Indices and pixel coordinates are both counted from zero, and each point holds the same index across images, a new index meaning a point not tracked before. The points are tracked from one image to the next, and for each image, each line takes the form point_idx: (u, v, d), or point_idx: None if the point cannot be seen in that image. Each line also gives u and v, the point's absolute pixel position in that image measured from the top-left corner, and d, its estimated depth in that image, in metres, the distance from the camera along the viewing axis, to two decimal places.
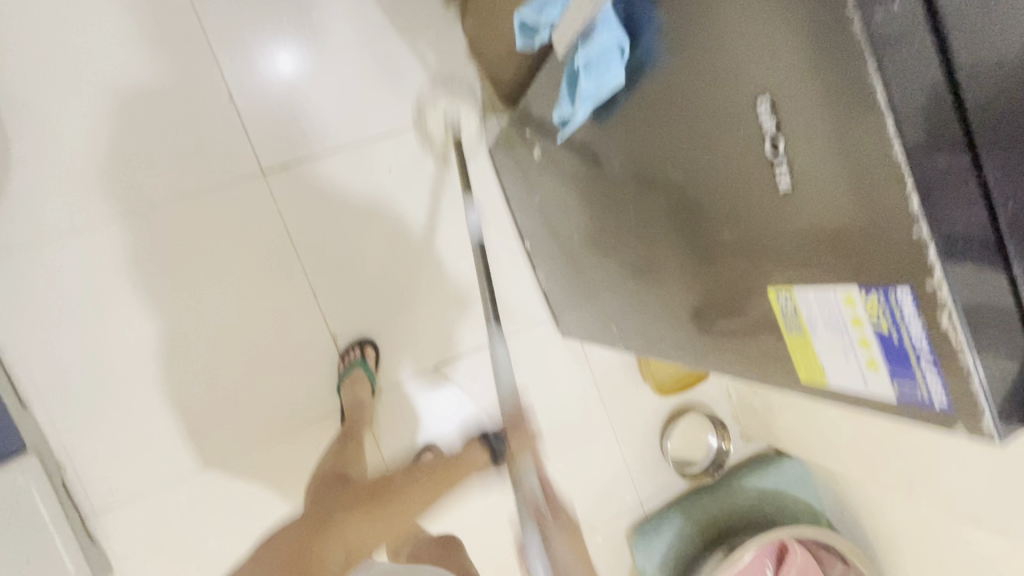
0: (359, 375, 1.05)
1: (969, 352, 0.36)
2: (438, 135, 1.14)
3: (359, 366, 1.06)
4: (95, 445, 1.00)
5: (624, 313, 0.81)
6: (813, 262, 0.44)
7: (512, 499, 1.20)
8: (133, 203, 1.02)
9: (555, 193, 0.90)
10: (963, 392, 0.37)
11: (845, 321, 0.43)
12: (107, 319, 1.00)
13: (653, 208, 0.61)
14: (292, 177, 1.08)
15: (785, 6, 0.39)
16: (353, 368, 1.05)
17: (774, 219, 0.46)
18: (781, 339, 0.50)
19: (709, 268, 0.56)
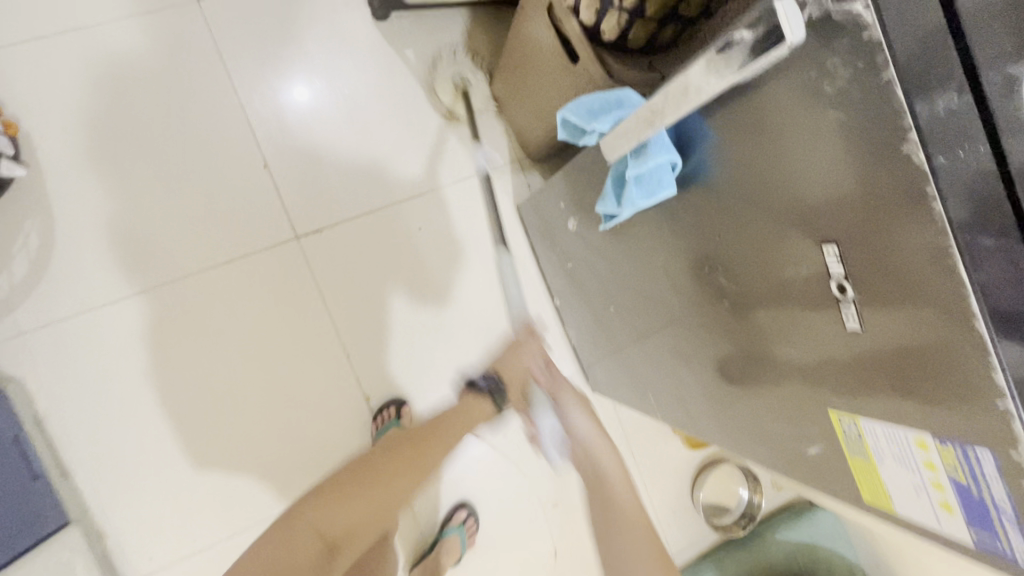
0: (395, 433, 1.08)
1: None
2: (448, 99, 1.18)
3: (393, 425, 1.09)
4: (132, 512, 1.03)
5: (672, 386, 0.83)
6: (879, 396, 0.44)
7: (542, 552, 1.22)
8: (170, 274, 1.06)
9: (592, 265, 0.95)
10: None
11: (917, 461, 0.43)
12: (146, 385, 1.05)
13: (708, 310, 0.62)
14: (325, 243, 1.13)
15: (853, 167, 0.39)
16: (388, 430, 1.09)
17: (838, 350, 0.46)
18: (844, 459, 0.51)
19: (768, 380, 0.56)
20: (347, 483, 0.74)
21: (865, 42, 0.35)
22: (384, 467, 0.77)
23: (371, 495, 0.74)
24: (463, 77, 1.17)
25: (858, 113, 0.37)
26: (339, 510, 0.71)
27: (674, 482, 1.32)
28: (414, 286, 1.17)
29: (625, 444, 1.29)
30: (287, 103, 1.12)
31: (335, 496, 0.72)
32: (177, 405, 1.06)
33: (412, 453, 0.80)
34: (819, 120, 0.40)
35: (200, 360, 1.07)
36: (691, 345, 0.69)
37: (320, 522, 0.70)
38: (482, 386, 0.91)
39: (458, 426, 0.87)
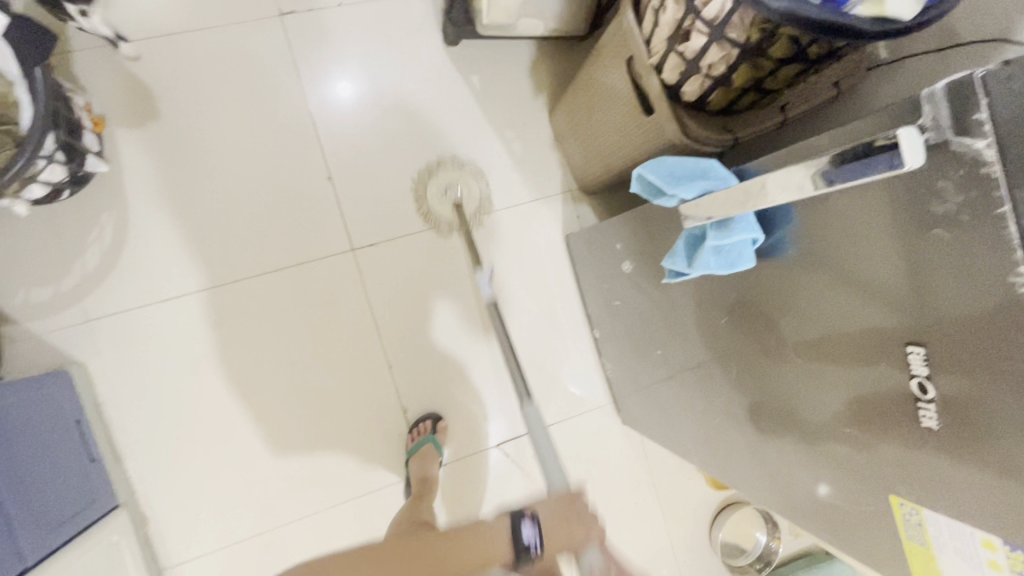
0: (431, 448, 1.11)
1: None
2: (435, 203, 1.19)
3: (432, 439, 1.13)
4: (174, 500, 1.08)
5: (708, 436, 0.85)
6: (938, 477, 0.50)
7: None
8: (229, 273, 1.11)
9: (638, 309, 0.98)
10: None
11: (980, 559, 0.49)
12: (198, 380, 1.09)
13: (771, 380, 0.66)
14: (379, 256, 1.17)
15: (958, 288, 0.44)
16: (424, 444, 1.12)
17: (901, 434, 0.52)
18: (899, 540, 0.56)
19: (836, 443, 0.59)
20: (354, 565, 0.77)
21: (982, 174, 0.39)
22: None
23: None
24: (453, 186, 1.19)
25: (969, 243, 0.42)
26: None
27: (694, 521, 1.33)
28: (459, 307, 1.20)
29: (649, 478, 1.31)
30: (337, 102, 1.15)
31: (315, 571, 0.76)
32: (226, 401, 1.10)
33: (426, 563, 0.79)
34: (917, 236, 0.45)
35: (250, 360, 1.11)
36: (744, 403, 0.72)
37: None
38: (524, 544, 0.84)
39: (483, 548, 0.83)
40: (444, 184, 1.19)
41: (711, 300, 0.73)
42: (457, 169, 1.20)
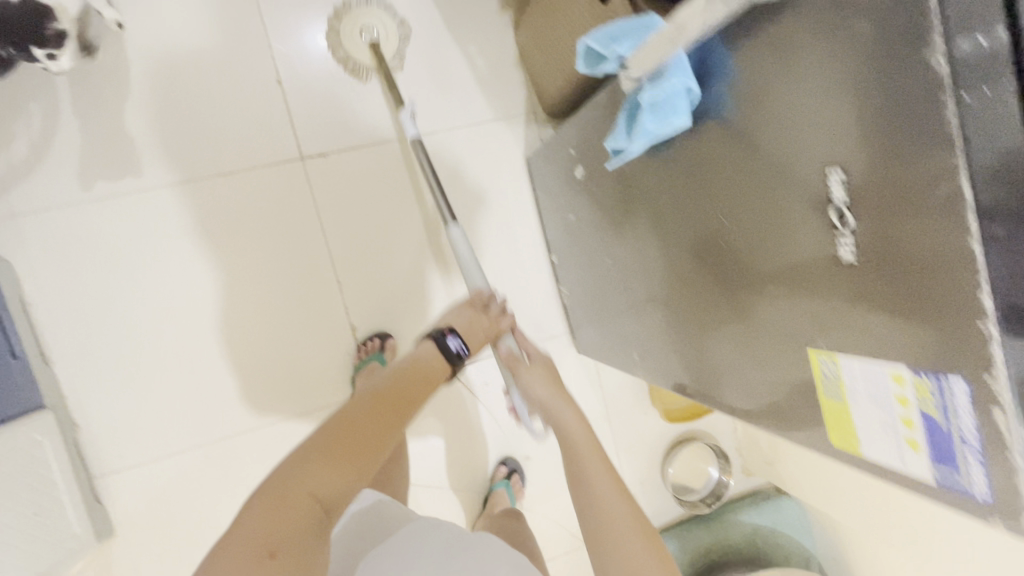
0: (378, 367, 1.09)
1: (1020, 452, 0.35)
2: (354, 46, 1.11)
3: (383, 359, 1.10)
4: (106, 408, 1.04)
5: (656, 340, 0.82)
6: (854, 330, 0.45)
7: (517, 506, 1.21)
8: (168, 175, 1.05)
9: (591, 218, 0.95)
10: (1008, 492, 0.36)
11: (890, 398, 0.43)
12: (133, 285, 1.04)
13: (725, 293, 0.60)
14: (330, 166, 1.12)
15: (875, 85, 0.38)
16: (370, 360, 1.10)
17: (823, 282, 0.46)
18: (817, 401, 0.51)
19: (766, 315, 0.54)
20: (319, 448, 0.54)
21: None
22: (381, 437, 0.57)
23: (373, 439, 0.56)
24: (369, 27, 1.12)
25: (887, 24, 0.36)
26: (347, 467, 0.54)
27: (647, 455, 1.33)
28: (413, 227, 1.16)
29: (603, 409, 1.30)
30: (312, 52, 1.10)
31: (314, 453, 0.53)
32: (164, 308, 1.06)
33: (406, 406, 0.61)
34: (828, 41, 0.41)
35: (191, 270, 1.06)
36: (713, 339, 0.65)
37: (319, 480, 0.52)
38: (455, 355, 0.70)
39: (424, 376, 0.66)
40: (358, 27, 1.11)
41: (666, 221, 0.69)
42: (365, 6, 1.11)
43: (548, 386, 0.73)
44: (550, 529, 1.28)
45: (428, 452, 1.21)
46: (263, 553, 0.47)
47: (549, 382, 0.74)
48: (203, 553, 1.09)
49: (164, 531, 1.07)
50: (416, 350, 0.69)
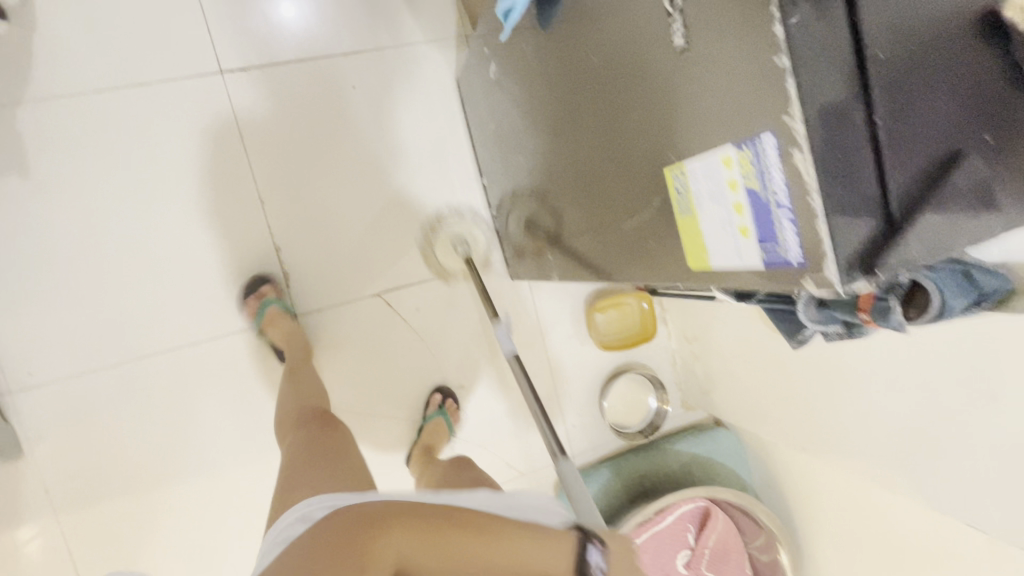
0: (277, 311, 1.07)
1: (817, 193, 0.35)
2: (446, 261, 1.23)
3: (275, 303, 1.08)
4: (13, 321, 1.01)
5: (567, 229, 0.82)
6: (693, 124, 0.44)
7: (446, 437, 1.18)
8: (77, 83, 1.02)
9: (505, 117, 0.93)
10: (812, 238, 0.36)
11: (723, 185, 0.42)
12: (42, 195, 1.02)
13: (610, 144, 0.60)
14: (251, 81, 1.10)
15: None
16: (267, 309, 1.07)
17: (669, 83, 0.46)
18: (675, 224, 0.51)
19: (636, 149, 0.54)
20: (428, 518, 0.58)
21: None
22: (472, 546, 0.58)
23: (468, 551, 0.57)
24: (464, 239, 1.22)
25: None
26: (432, 556, 0.56)
27: (582, 384, 1.33)
28: (339, 148, 1.16)
29: (539, 340, 1.30)
30: (295, 46, 1.12)
31: (417, 520, 0.57)
32: (75, 222, 1.03)
33: (512, 545, 0.59)
34: None
35: (107, 183, 1.04)
36: (610, 208, 0.65)
37: (406, 548, 0.55)
38: (592, 569, 0.62)
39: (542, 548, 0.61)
40: (451, 242, 1.22)
41: (562, 94, 0.69)
42: (462, 219, 1.23)
43: None
44: (484, 456, 1.28)
45: (357, 378, 1.20)
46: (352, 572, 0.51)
47: None
48: (120, 472, 1.07)
49: (78, 449, 1.05)
50: (563, 535, 0.63)
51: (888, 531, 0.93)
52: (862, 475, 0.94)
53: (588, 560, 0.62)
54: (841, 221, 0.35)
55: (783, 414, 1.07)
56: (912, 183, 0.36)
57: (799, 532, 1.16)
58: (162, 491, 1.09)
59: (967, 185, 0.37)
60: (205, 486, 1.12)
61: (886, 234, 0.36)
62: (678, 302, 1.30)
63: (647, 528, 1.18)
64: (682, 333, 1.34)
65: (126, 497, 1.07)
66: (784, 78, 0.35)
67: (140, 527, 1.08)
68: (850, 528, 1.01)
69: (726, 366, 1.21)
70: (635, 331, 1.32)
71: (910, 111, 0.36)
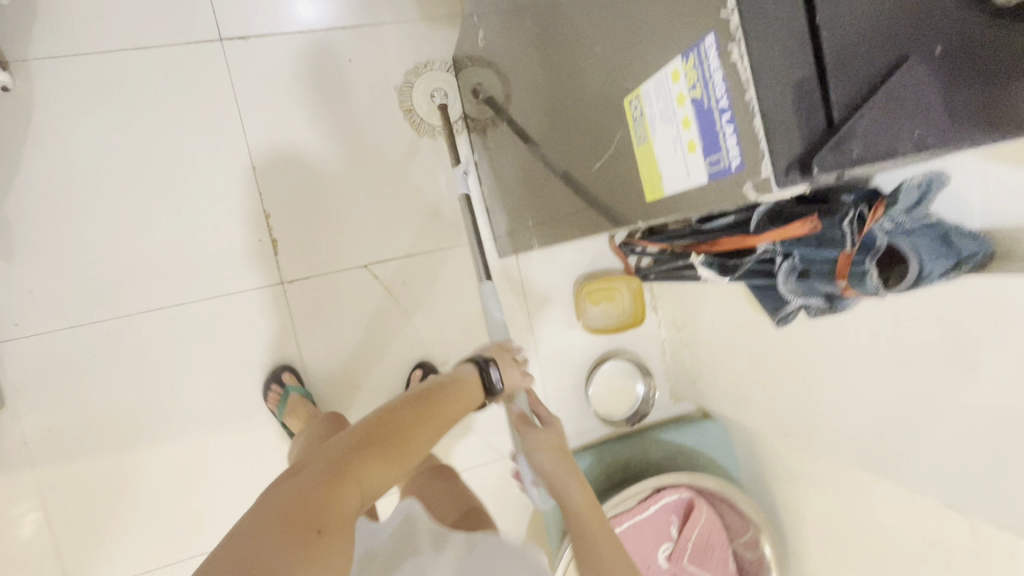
0: (298, 397, 1.08)
1: (752, 90, 0.36)
2: (422, 109, 1.21)
3: (294, 390, 1.09)
4: (8, 274, 1.03)
5: (545, 189, 0.82)
6: (644, 45, 0.45)
7: None
8: (83, 46, 1.05)
9: (491, 82, 0.93)
10: (751, 137, 0.37)
11: (672, 101, 0.42)
12: (43, 153, 1.04)
13: (574, 81, 0.60)
14: (250, 50, 1.13)
15: None
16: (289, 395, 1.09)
17: (625, 4, 0.46)
18: (632, 155, 0.51)
19: (598, 84, 0.54)
20: (375, 442, 0.58)
21: None
22: (420, 443, 0.62)
23: (415, 447, 0.61)
24: (439, 91, 1.21)
25: None
26: (393, 469, 0.58)
27: (569, 368, 1.32)
28: (334, 119, 1.17)
29: (526, 320, 1.29)
30: (297, 21, 1.15)
31: (367, 452, 0.57)
32: (73, 179, 1.06)
33: (444, 422, 0.65)
34: None
35: (106, 145, 1.07)
36: (578, 155, 0.65)
37: (369, 481, 0.56)
38: (495, 386, 0.75)
39: (460, 398, 0.69)
40: (427, 93, 1.21)
41: (532, 41, 0.69)
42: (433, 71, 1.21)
43: (556, 458, 0.76)
44: (467, 436, 1.27)
45: (343, 349, 1.20)
46: (314, 531, 0.49)
47: (557, 453, 0.77)
48: (102, 430, 1.08)
49: (63, 403, 1.06)
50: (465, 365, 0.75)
51: (875, 519, 0.90)
52: (847, 460, 0.91)
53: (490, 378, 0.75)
54: (777, 126, 0.36)
55: (769, 399, 1.05)
56: (852, 93, 0.34)
57: (785, 525, 1.13)
58: (142, 452, 1.09)
59: (911, 97, 0.34)
60: (186, 448, 1.12)
61: (824, 138, 0.35)
62: (669, 288, 1.29)
63: (628, 515, 1.15)
64: (672, 321, 1.32)
65: (107, 454, 1.08)
66: None
67: (118, 486, 1.09)
68: (835, 518, 0.98)
69: (714, 352, 1.19)
70: (624, 316, 1.31)
71: (854, 13, 0.34)
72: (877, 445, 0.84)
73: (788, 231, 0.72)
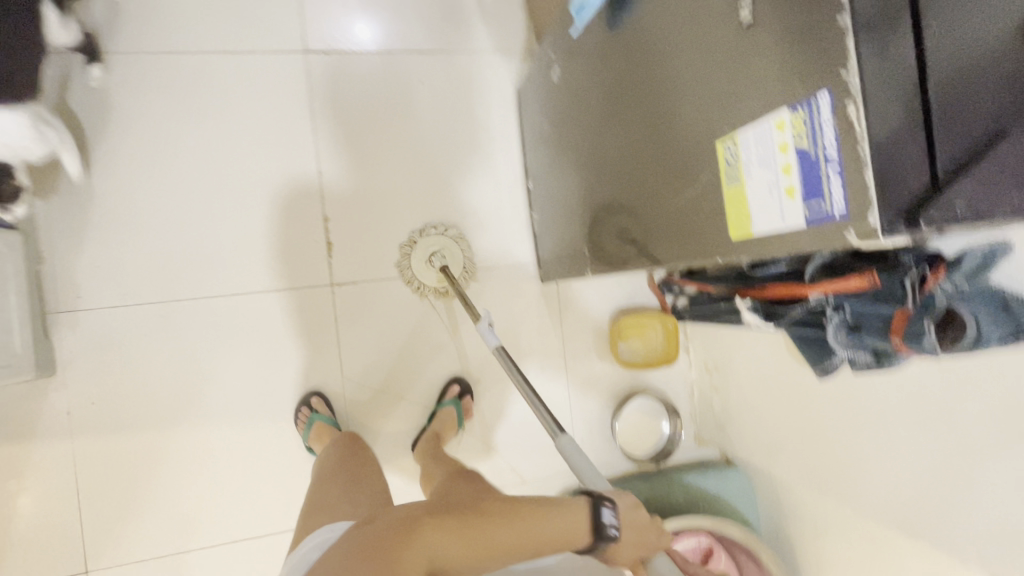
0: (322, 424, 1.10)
1: (866, 144, 0.39)
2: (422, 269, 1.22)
3: (321, 417, 1.11)
4: (76, 248, 1.08)
5: (608, 221, 0.85)
6: (749, 94, 0.48)
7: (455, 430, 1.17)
8: (178, 46, 1.13)
9: (559, 114, 0.98)
10: (859, 188, 0.40)
11: (774, 148, 0.46)
12: (127, 140, 1.11)
13: (659, 123, 0.63)
14: (329, 64, 1.20)
15: None
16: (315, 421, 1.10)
17: (731, 55, 0.50)
18: (721, 196, 0.53)
19: (688, 126, 0.57)
20: (449, 517, 0.63)
21: None
22: (500, 535, 0.63)
23: (489, 535, 0.63)
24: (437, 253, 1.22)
25: None
26: (458, 546, 0.61)
27: (597, 399, 1.33)
28: (399, 134, 1.23)
29: (560, 347, 1.31)
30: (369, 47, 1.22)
31: (443, 524, 0.62)
32: (151, 167, 1.12)
33: (533, 530, 0.65)
34: None
35: (186, 138, 1.13)
36: (653, 192, 0.68)
37: (436, 550, 0.60)
38: (607, 529, 0.67)
39: (540, 521, 0.65)
40: (428, 251, 1.22)
41: (616, 80, 0.73)
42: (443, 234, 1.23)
43: None
44: (490, 455, 1.27)
45: (380, 355, 1.22)
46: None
47: None
48: (141, 409, 1.10)
49: (108, 378, 1.09)
50: (573, 500, 0.69)
51: None
52: (880, 520, 0.90)
53: (602, 520, 0.67)
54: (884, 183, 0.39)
55: (803, 450, 1.05)
56: (954, 157, 0.38)
57: None
58: (176, 434, 1.11)
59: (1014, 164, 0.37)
60: (217, 436, 1.13)
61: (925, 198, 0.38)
62: (703, 330, 1.30)
63: None
64: (704, 362, 1.33)
65: (141, 433, 1.10)
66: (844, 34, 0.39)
67: (148, 466, 1.10)
68: None
69: (746, 398, 1.20)
70: (659, 352, 1.31)
71: (964, 94, 0.38)
72: (915, 507, 0.83)
73: (845, 283, 0.75)
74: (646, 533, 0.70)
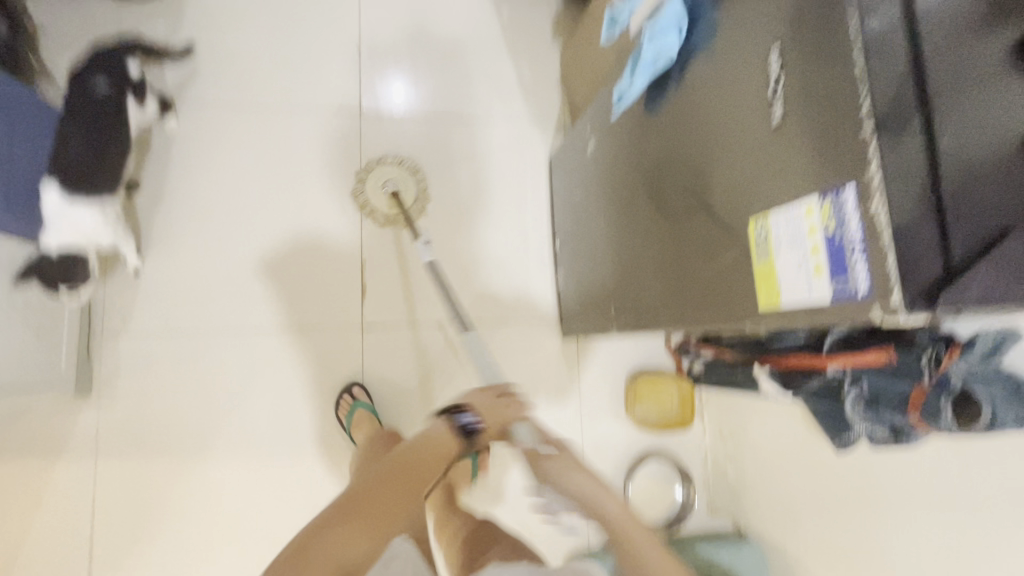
0: (363, 410, 1.13)
1: (888, 234, 0.44)
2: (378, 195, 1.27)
3: (362, 407, 1.13)
4: (128, 276, 1.15)
5: (635, 284, 0.90)
6: (780, 183, 0.54)
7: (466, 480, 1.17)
8: (246, 101, 1.25)
9: (592, 182, 1.06)
10: (882, 271, 0.45)
11: (803, 230, 0.51)
12: (189, 181, 1.20)
13: (692, 200, 0.70)
14: (379, 125, 1.30)
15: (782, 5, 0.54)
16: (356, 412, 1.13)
17: (762, 150, 0.56)
18: (751, 269, 0.59)
19: (721, 205, 0.64)
20: (349, 509, 0.60)
21: None
22: (390, 502, 0.62)
23: (383, 509, 0.61)
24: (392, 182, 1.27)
25: None
26: (360, 534, 0.58)
27: (610, 458, 1.32)
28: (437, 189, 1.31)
29: (575, 403, 1.33)
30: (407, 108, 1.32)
31: (343, 524, 0.58)
32: (207, 205, 1.20)
33: (413, 481, 0.65)
34: None
35: (241, 182, 1.22)
36: (682, 259, 0.73)
37: (343, 553, 0.57)
38: (470, 429, 0.73)
39: (414, 470, 0.66)
40: (381, 180, 1.27)
41: (650, 159, 0.81)
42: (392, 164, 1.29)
43: (585, 482, 0.79)
44: (499, 508, 1.26)
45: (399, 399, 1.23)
46: None
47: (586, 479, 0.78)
48: (164, 436, 1.12)
49: (138, 403, 1.12)
50: (432, 423, 0.73)
51: None
52: None
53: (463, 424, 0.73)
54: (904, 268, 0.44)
55: (819, 525, 1.04)
56: (967, 247, 0.43)
57: None
58: (194, 464, 1.13)
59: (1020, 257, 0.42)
60: (234, 469, 1.14)
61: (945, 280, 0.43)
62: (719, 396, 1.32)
63: None
64: (718, 429, 1.33)
65: (161, 461, 1.11)
66: (866, 142, 0.46)
67: (162, 496, 1.11)
68: None
69: (761, 468, 1.20)
70: (676, 414, 1.32)
71: (974, 197, 0.44)
72: None
73: (866, 356, 0.77)
74: (504, 418, 0.78)
